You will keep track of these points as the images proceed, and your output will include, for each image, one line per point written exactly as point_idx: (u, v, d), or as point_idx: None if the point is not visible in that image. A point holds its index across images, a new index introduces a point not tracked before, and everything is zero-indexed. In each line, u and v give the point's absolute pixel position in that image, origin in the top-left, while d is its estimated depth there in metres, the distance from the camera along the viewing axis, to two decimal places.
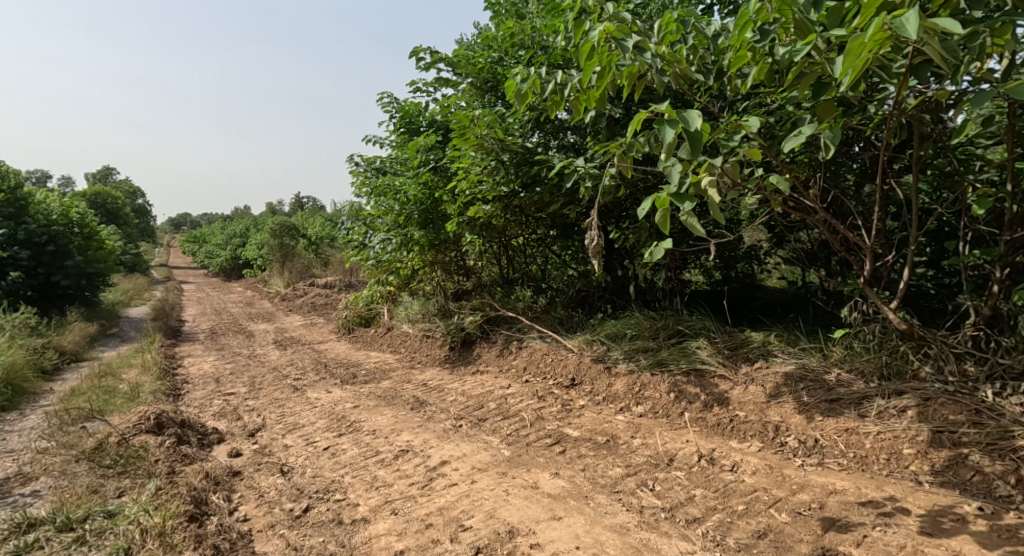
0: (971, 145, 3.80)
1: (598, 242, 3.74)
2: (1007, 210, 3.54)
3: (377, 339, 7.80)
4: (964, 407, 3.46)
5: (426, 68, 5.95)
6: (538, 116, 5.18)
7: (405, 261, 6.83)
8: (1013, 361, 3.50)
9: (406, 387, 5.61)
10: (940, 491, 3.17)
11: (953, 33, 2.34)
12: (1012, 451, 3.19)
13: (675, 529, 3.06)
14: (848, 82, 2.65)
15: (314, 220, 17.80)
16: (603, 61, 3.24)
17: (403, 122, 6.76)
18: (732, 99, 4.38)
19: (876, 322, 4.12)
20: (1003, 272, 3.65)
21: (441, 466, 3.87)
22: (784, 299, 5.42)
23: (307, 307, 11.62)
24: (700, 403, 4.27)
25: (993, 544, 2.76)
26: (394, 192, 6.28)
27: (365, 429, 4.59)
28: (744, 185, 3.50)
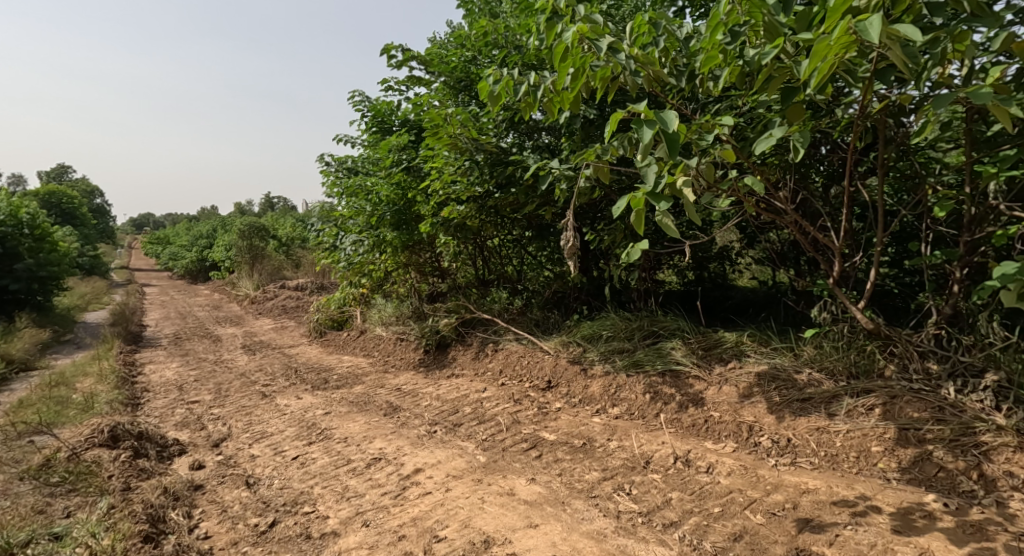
0: (932, 148, 3.86)
1: (573, 243, 3.68)
2: (966, 211, 3.61)
3: (350, 343, 7.65)
4: (929, 405, 3.51)
5: (397, 66, 5.86)
6: (513, 116, 5.13)
7: (378, 263, 6.72)
8: (974, 358, 3.56)
9: (379, 392, 5.50)
10: (909, 487, 3.21)
11: (913, 41, 2.34)
12: (975, 447, 3.24)
13: (652, 534, 3.03)
14: (813, 85, 2.67)
15: (285, 220, 17.49)
16: (576, 63, 3.24)
17: (375, 121, 6.66)
18: (704, 101, 4.38)
19: (845, 321, 4.16)
20: (963, 272, 3.72)
21: (415, 474, 3.78)
22: (756, 299, 5.48)
23: (278, 310, 11.38)
24: (675, 403, 4.26)
25: (961, 540, 2.79)
26: (366, 192, 6.17)
27: (336, 436, 4.48)
28: (718, 187, 3.48)
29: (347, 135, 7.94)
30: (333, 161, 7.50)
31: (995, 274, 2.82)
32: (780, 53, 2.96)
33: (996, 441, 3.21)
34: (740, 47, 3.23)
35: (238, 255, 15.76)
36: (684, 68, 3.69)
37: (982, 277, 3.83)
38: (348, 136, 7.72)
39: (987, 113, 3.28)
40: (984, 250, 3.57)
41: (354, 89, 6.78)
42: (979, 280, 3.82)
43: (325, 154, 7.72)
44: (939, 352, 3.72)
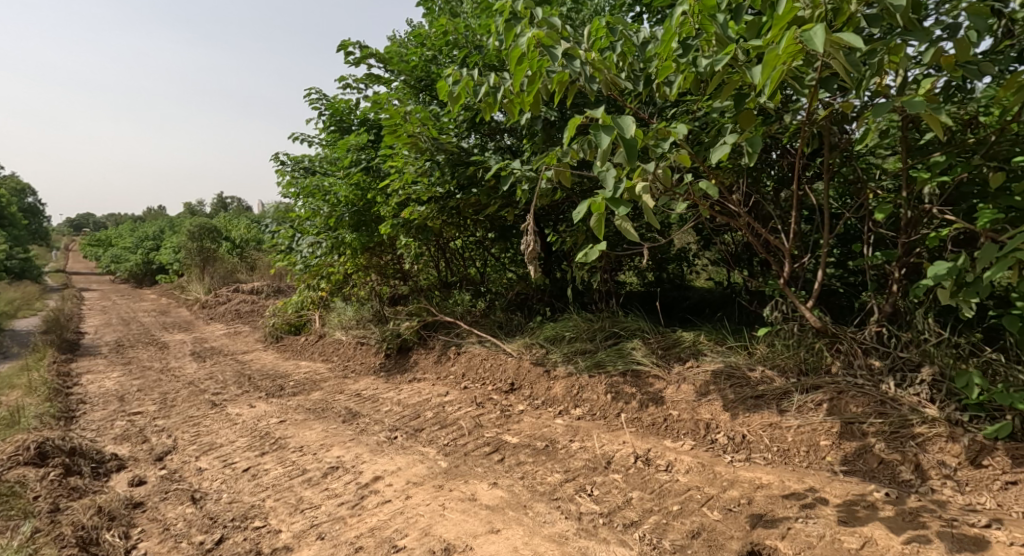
0: (872, 154, 3.93)
1: (534, 246, 3.60)
2: (904, 215, 3.69)
3: (308, 348, 7.43)
4: (871, 399, 3.60)
5: (355, 64, 5.70)
6: (474, 116, 5.06)
7: (337, 265, 6.54)
8: (911, 354, 3.67)
9: (338, 398, 5.34)
10: (854, 479, 3.27)
11: (856, 49, 2.35)
12: (912, 439, 3.34)
13: (613, 534, 3.00)
14: (762, 93, 2.67)
15: (238, 221, 16.96)
16: (533, 67, 3.19)
17: (332, 120, 6.50)
18: (661, 106, 4.38)
19: (795, 320, 4.23)
20: (901, 272, 3.81)
21: (374, 482, 3.66)
22: (712, 299, 5.55)
23: (231, 315, 10.99)
24: (636, 403, 4.24)
25: (902, 527, 2.85)
26: (323, 193, 6.02)
27: (291, 446, 4.31)
28: (675, 191, 3.48)
29: (304, 133, 7.73)
30: (290, 160, 7.26)
31: (928, 274, 2.95)
32: (732, 62, 2.98)
33: (930, 433, 3.31)
34: (693, 55, 3.24)
35: (189, 258, 15.33)
36: (641, 73, 3.69)
37: (919, 277, 3.93)
38: (305, 135, 7.52)
39: (923, 122, 3.35)
40: (919, 251, 3.67)
41: (309, 85, 6.58)
42: (916, 279, 3.93)
43: (281, 153, 7.48)
44: (880, 349, 3.80)
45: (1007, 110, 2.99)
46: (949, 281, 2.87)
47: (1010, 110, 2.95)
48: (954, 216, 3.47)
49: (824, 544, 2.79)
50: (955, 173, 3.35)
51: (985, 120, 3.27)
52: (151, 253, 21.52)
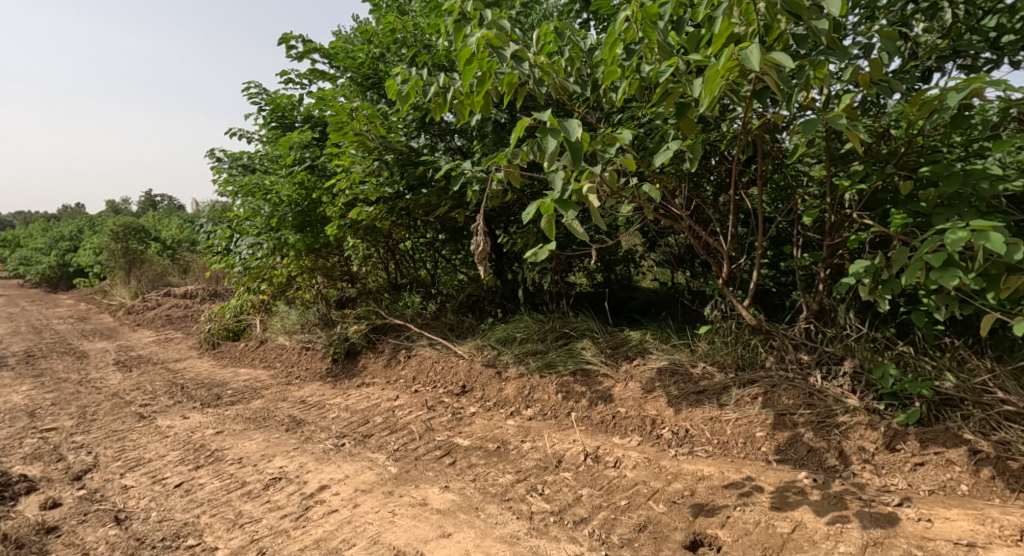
0: (800, 162, 4.13)
1: (484, 247, 3.60)
2: (828, 219, 3.91)
3: (249, 354, 7.20)
4: (801, 391, 3.79)
5: (297, 58, 5.58)
6: (424, 116, 5.05)
7: (279, 268, 6.37)
8: (835, 348, 3.89)
9: (281, 406, 5.22)
10: (786, 467, 3.44)
11: (787, 68, 2.48)
12: (836, 427, 3.53)
13: (563, 532, 3.05)
14: (703, 106, 2.78)
15: (169, 221, 16.26)
16: (482, 67, 3.21)
17: (273, 115, 6.33)
18: (608, 111, 4.45)
19: (733, 318, 4.41)
20: (827, 272, 4.02)
21: (320, 492, 3.61)
22: (658, 299, 5.73)
23: (161, 321, 10.53)
24: (586, 401, 4.33)
25: (828, 510, 3.02)
26: (264, 192, 5.86)
27: (228, 458, 4.19)
28: (620, 194, 3.57)
29: (242, 129, 7.48)
30: (228, 157, 7.03)
31: (848, 272, 3.15)
32: (674, 72, 3.10)
33: (852, 421, 3.51)
34: (637, 62, 3.34)
35: (110, 260, 14.13)
36: (588, 78, 3.77)
37: (843, 277, 4.17)
38: (242, 130, 7.29)
39: (844, 134, 3.57)
40: (841, 253, 3.88)
41: (248, 79, 6.37)
42: (841, 279, 4.16)
43: (217, 149, 7.24)
44: (808, 344, 4.02)
45: (916, 125, 3.23)
46: (865, 280, 3.08)
47: (918, 125, 3.18)
48: (871, 221, 3.70)
49: (760, 530, 2.92)
50: (872, 182, 3.58)
51: (897, 133, 3.51)
52: (70, 255, 20.31)
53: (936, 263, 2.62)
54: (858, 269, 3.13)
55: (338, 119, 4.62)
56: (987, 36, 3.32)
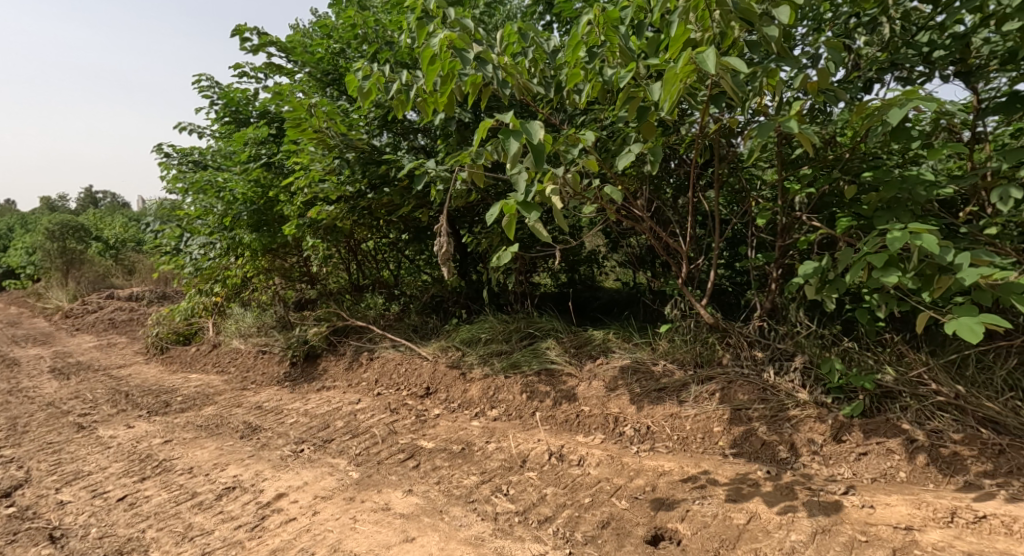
0: (754, 166, 4.25)
1: (447, 248, 3.59)
2: (779, 221, 4.04)
3: (200, 358, 6.96)
4: (755, 387, 3.90)
5: (251, 51, 5.43)
6: (386, 114, 5.02)
7: (234, 268, 6.30)
8: (787, 345, 4.03)
9: (235, 412, 5.10)
10: (742, 460, 3.53)
11: (741, 73, 2.56)
12: (788, 421, 3.65)
13: (528, 532, 3.07)
14: (662, 109, 2.84)
15: (112, 220, 15.67)
16: (445, 68, 3.18)
17: (227, 110, 6.18)
18: (572, 113, 4.44)
19: (692, 317, 4.52)
20: (779, 272, 4.09)
21: (276, 500, 3.54)
22: (620, 299, 5.84)
23: (103, 325, 10.12)
24: (551, 401, 4.36)
25: (779, 500, 3.12)
26: (217, 190, 5.71)
27: (177, 468, 4.07)
28: (584, 195, 3.60)
29: (191, 124, 7.31)
30: (177, 153, 6.85)
31: (798, 273, 3.26)
32: (635, 76, 3.15)
33: (803, 414, 3.64)
34: (599, 66, 3.39)
35: (47, 260, 13.21)
36: (551, 80, 3.80)
37: (794, 277, 4.31)
38: (192, 124, 7.15)
39: (793, 140, 3.69)
40: (792, 253, 4.01)
41: (199, 72, 6.22)
42: (792, 279, 4.30)
43: (164, 144, 7.06)
44: (762, 341, 4.14)
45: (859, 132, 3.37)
46: (814, 280, 3.19)
47: (861, 133, 3.34)
48: (820, 223, 3.85)
49: (717, 523, 3.00)
50: (819, 186, 3.72)
51: (842, 140, 3.65)
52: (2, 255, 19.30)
53: (879, 263, 2.75)
54: (807, 270, 3.25)
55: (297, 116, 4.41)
56: (921, 52, 3.43)
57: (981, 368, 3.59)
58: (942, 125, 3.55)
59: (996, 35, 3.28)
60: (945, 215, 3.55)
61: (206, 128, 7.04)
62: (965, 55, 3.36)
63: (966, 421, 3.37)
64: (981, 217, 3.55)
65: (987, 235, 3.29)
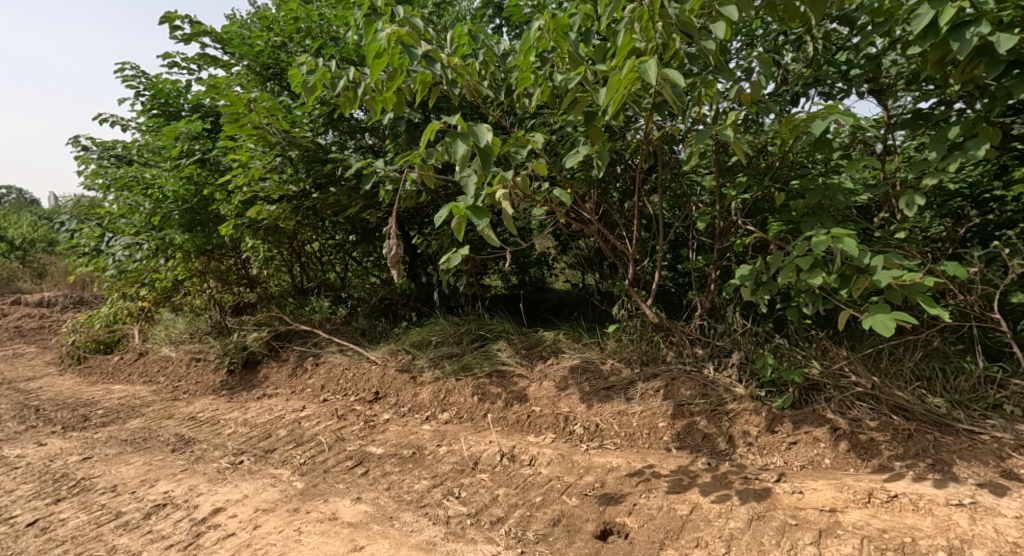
0: (693, 172, 4.38)
1: (396, 251, 3.55)
2: (718, 224, 4.19)
3: (125, 368, 6.59)
4: (697, 382, 4.04)
5: (183, 41, 5.26)
6: (331, 112, 4.94)
7: (163, 271, 6.06)
8: (725, 342, 4.19)
9: (165, 425, 4.90)
10: (685, 453, 3.66)
11: (681, 83, 2.65)
12: (726, 414, 3.79)
13: (480, 534, 3.09)
14: (607, 114, 2.91)
15: (20, 220, 14.72)
16: (393, 63, 3.19)
17: (155, 102, 5.94)
18: (521, 116, 4.48)
19: (638, 316, 4.64)
20: (718, 273, 4.27)
21: (213, 515, 3.43)
22: (570, 300, 5.94)
23: (8, 333, 9.48)
24: (502, 402, 4.38)
25: (716, 489, 3.25)
26: (143, 187, 5.49)
27: (99, 487, 3.87)
28: (533, 197, 3.64)
29: (112, 115, 6.96)
30: (97, 146, 6.51)
31: (736, 274, 3.41)
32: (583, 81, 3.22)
33: (739, 408, 3.79)
34: (548, 71, 3.45)
35: None
36: (502, 83, 3.82)
37: (731, 279, 4.47)
38: (114, 116, 6.84)
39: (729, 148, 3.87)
40: (730, 255, 4.17)
41: (123, 62, 5.95)
42: (730, 280, 4.46)
43: (81, 136, 6.74)
44: (703, 339, 4.29)
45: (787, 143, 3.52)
46: (749, 283, 3.33)
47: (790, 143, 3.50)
48: (756, 227, 4.01)
49: (662, 514, 3.09)
50: (753, 192, 3.90)
51: (772, 149, 3.83)
52: None
53: (806, 266, 2.91)
54: (743, 274, 3.38)
55: (233, 110, 4.31)
56: (840, 70, 3.67)
57: (892, 361, 3.83)
58: (858, 137, 3.77)
59: (903, 57, 3.49)
60: (862, 221, 3.76)
61: (131, 119, 6.70)
62: (876, 75, 3.61)
63: (881, 410, 3.60)
64: (892, 224, 3.81)
65: (896, 239, 3.56)
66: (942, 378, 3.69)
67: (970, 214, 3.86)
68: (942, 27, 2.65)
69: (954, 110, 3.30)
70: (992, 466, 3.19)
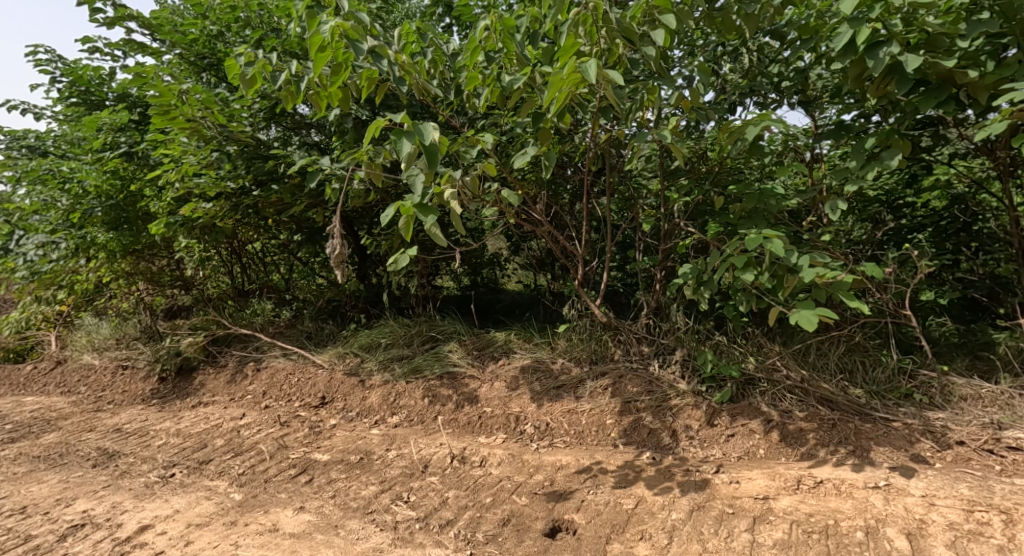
0: (640, 175, 4.47)
1: (341, 251, 3.50)
2: (662, 226, 4.30)
3: (39, 378, 6.22)
4: (642, 380, 4.15)
5: (106, 25, 5.00)
6: (273, 106, 4.80)
7: (85, 272, 5.76)
8: (669, 340, 4.31)
9: (87, 438, 4.66)
10: (631, 449, 3.74)
11: (621, 85, 2.72)
12: (670, 410, 3.90)
13: (428, 538, 3.08)
14: (551, 114, 2.95)
15: None
16: (338, 57, 3.15)
17: (74, 90, 5.63)
18: (472, 117, 4.47)
19: (588, 316, 4.71)
20: (663, 274, 4.39)
21: (141, 533, 3.28)
22: (521, 300, 5.96)
23: None
24: (452, 404, 4.37)
25: (660, 483, 3.34)
26: (61, 180, 5.19)
27: (10, 508, 3.65)
28: (482, 198, 3.64)
29: (25, 103, 6.57)
30: (8, 135, 6.13)
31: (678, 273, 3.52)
32: (529, 82, 3.26)
33: (682, 403, 3.91)
34: (496, 72, 3.47)
35: None
36: (451, 82, 3.82)
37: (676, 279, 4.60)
38: (24, 103, 6.47)
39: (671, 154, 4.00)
40: (674, 256, 4.29)
41: (37, 46, 5.62)
42: (674, 280, 4.58)
43: None
44: (649, 338, 4.39)
45: (726, 149, 3.68)
46: (689, 281, 3.50)
47: (726, 149, 3.65)
48: (698, 230, 4.13)
49: (609, 510, 3.15)
50: (694, 196, 4.03)
51: (711, 154, 3.98)
52: None
53: (739, 263, 3.07)
54: (684, 272, 3.58)
55: (162, 101, 4.15)
56: (773, 81, 3.84)
57: (819, 355, 4.02)
58: (790, 145, 3.95)
59: (829, 71, 3.69)
60: (792, 224, 3.93)
61: (47, 108, 6.31)
62: (805, 86, 3.80)
63: (809, 402, 3.77)
64: (820, 227, 4.02)
65: (822, 241, 3.74)
66: (862, 370, 3.90)
67: (888, 218, 4.13)
68: (860, 45, 2.86)
69: (873, 122, 3.50)
70: (903, 450, 3.39)
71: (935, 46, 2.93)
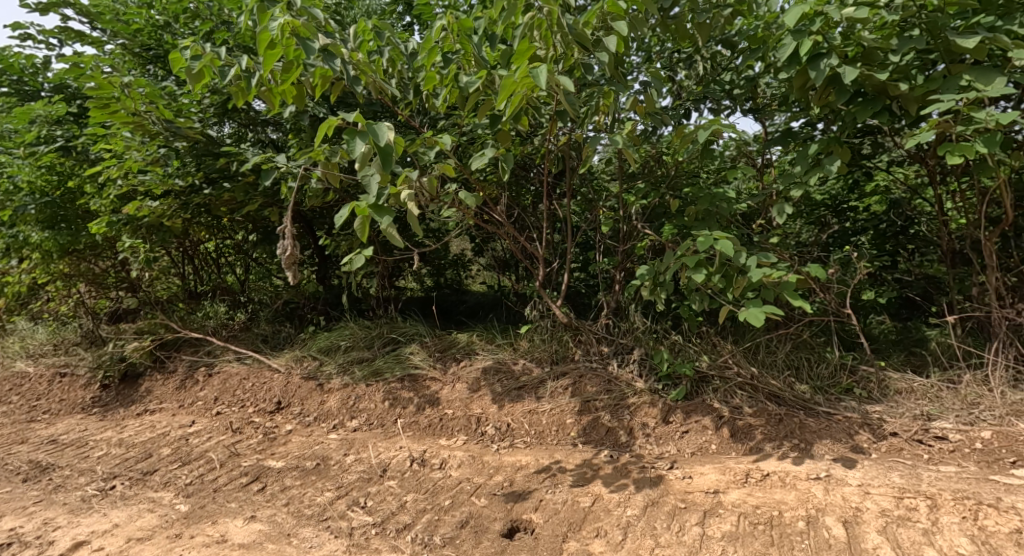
0: (600, 178, 4.53)
1: (293, 252, 3.44)
2: (622, 227, 4.36)
3: None
4: (601, 380, 4.20)
5: (41, 11, 4.79)
6: (225, 101, 4.64)
7: (18, 275, 5.48)
8: (628, 340, 4.37)
9: (18, 451, 4.44)
10: (590, 448, 3.78)
11: (572, 90, 2.75)
12: (627, 408, 3.96)
13: (385, 543, 3.04)
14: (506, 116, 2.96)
15: None
16: (289, 55, 3.11)
17: (7, 79, 5.36)
18: (433, 117, 4.45)
19: (549, 317, 4.73)
20: (622, 275, 4.45)
21: (77, 549, 3.15)
22: (485, 302, 5.94)
23: None
24: (413, 406, 4.34)
25: (616, 480, 3.39)
26: None
27: None
28: (442, 199, 3.63)
29: None
30: None
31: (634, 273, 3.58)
32: (486, 84, 3.27)
33: (639, 401, 3.98)
34: (454, 72, 3.47)
35: None
36: (409, 82, 3.80)
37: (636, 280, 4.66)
38: None
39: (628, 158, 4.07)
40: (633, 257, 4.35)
41: None
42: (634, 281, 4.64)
43: None
44: (609, 338, 4.45)
45: (680, 153, 3.78)
46: (645, 281, 3.59)
47: (680, 154, 3.74)
48: (656, 232, 4.21)
49: (567, 508, 3.18)
50: (651, 198, 4.11)
51: (667, 158, 4.07)
52: None
53: (691, 263, 3.14)
54: (641, 273, 3.66)
55: (103, 94, 3.99)
56: (725, 88, 3.96)
57: (768, 352, 4.16)
58: (742, 150, 4.07)
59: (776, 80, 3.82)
60: (743, 226, 4.05)
61: None
62: (755, 94, 3.94)
63: (758, 397, 3.88)
64: (770, 229, 4.15)
65: (771, 243, 3.86)
66: (808, 366, 4.05)
67: (831, 222, 4.32)
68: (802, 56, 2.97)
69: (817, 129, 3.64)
70: (845, 442, 3.52)
71: (870, 60, 3.08)
